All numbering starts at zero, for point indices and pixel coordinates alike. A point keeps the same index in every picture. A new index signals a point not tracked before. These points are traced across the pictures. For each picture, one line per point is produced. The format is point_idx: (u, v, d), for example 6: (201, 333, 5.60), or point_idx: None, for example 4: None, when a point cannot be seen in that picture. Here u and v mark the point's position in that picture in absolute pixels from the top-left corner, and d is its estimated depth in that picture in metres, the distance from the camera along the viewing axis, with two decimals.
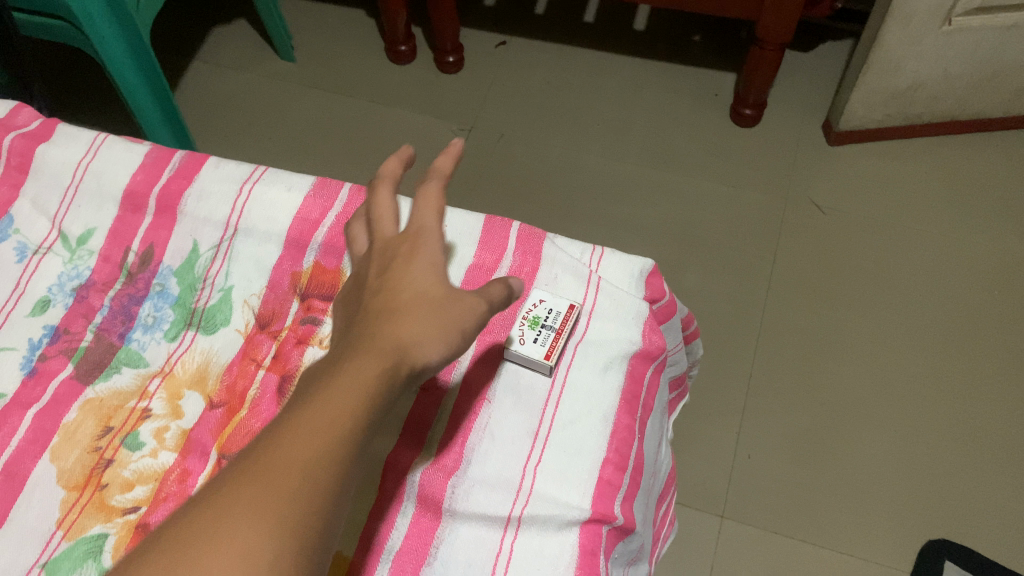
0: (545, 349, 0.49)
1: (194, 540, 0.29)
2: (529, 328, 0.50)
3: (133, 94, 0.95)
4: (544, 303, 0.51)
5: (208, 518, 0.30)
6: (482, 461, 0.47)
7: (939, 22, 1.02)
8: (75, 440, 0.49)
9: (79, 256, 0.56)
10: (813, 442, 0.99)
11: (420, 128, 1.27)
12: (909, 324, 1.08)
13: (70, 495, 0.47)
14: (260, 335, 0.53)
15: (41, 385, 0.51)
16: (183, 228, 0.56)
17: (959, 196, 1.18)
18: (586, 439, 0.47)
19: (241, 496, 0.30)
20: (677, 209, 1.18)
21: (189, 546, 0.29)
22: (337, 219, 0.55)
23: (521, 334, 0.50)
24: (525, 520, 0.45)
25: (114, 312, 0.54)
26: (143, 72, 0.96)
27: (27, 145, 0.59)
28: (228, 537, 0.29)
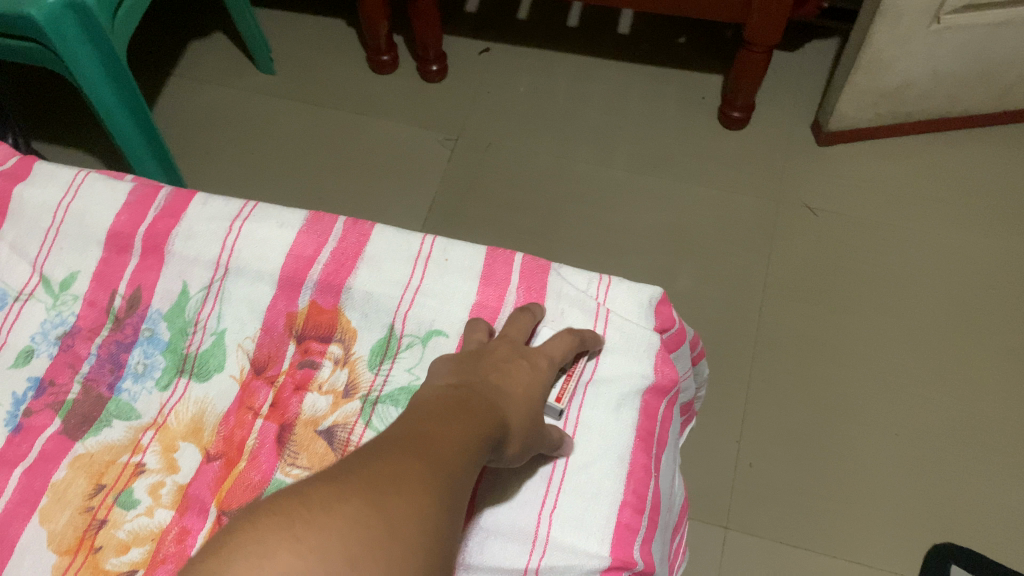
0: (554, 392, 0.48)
1: (377, 492, 0.31)
2: None
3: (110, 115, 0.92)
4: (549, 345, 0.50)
5: (386, 480, 0.32)
6: (494, 511, 0.45)
7: (929, 21, 1.01)
8: (65, 500, 0.47)
9: (62, 302, 0.54)
10: (815, 450, 0.98)
11: (405, 140, 1.24)
12: (906, 326, 1.07)
13: (63, 560, 0.45)
14: (257, 382, 0.51)
15: (27, 442, 0.49)
16: (172, 269, 0.54)
17: (951, 194, 1.17)
18: (602, 482, 0.46)
19: (409, 473, 0.33)
20: (668, 214, 1.17)
21: (376, 498, 0.31)
22: (333, 256, 0.52)
23: None
24: (542, 571, 0.43)
25: (102, 360, 0.52)
26: (121, 92, 0.93)
27: (3, 186, 0.56)
28: (410, 500, 0.32)
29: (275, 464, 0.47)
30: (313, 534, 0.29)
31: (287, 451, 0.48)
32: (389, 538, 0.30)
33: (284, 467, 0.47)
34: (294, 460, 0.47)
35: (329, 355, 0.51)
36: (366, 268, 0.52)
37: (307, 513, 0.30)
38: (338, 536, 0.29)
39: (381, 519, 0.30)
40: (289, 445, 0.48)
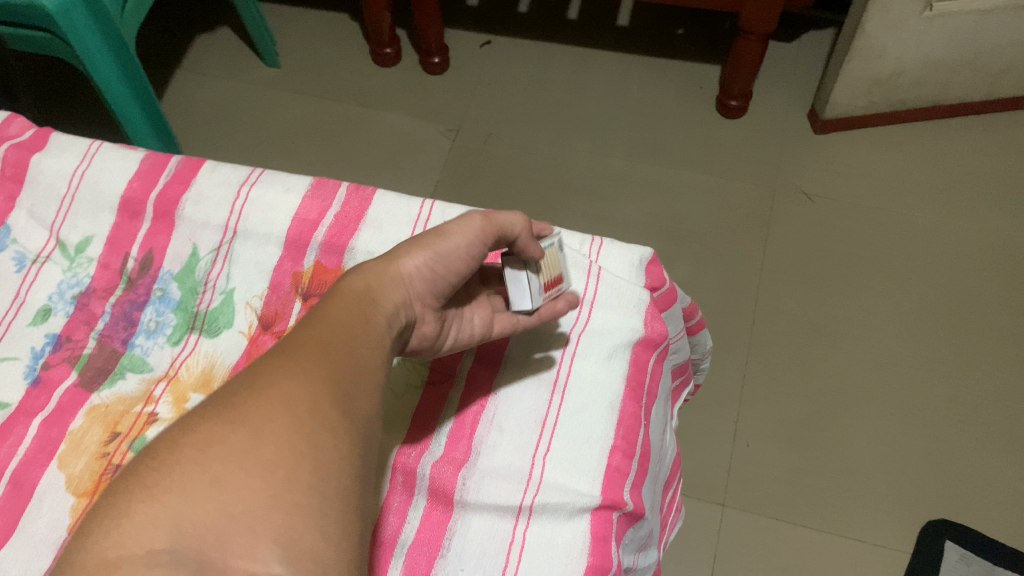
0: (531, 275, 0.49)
1: (252, 421, 0.35)
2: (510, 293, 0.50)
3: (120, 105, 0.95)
4: None
5: (265, 410, 0.35)
6: (490, 452, 0.48)
7: (920, 7, 1.03)
8: (82, 448, 0.49)
9: (78, 264, 0.56)
10: (811, 429, 1.00)
11: (407, 131, 1.27)
12: (900, 309, 1.09)
13: (80, 502, 0.47)
14: (264, 337, 0.53)
15: (45, 394, 0.51)
16: (182, 233, 0.56)
17: (945, 180, 1.19)
18: (593, 428, 0.48)
19: (294, 392, 0.36)
20: (666, 202, 1.19)
21: (251, 429, 0.34)
22: (336, 219, 0.55)
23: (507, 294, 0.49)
24: (536, 509, 0.46)
25: (115, 318, 0.54)
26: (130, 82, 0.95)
27: (21, 156, 0.58)
28: (287, 421, 0.35)
29: None
30: (184, 480, 0.32)
31: None
32: (262, 463, 0.33)
33: None
34: None
35: None
36: (368, 230, 0.55)
37: (181, 459, 0.33)
38: (205, 477, 0.32)
39: (253, 449, 0.34)
40: None
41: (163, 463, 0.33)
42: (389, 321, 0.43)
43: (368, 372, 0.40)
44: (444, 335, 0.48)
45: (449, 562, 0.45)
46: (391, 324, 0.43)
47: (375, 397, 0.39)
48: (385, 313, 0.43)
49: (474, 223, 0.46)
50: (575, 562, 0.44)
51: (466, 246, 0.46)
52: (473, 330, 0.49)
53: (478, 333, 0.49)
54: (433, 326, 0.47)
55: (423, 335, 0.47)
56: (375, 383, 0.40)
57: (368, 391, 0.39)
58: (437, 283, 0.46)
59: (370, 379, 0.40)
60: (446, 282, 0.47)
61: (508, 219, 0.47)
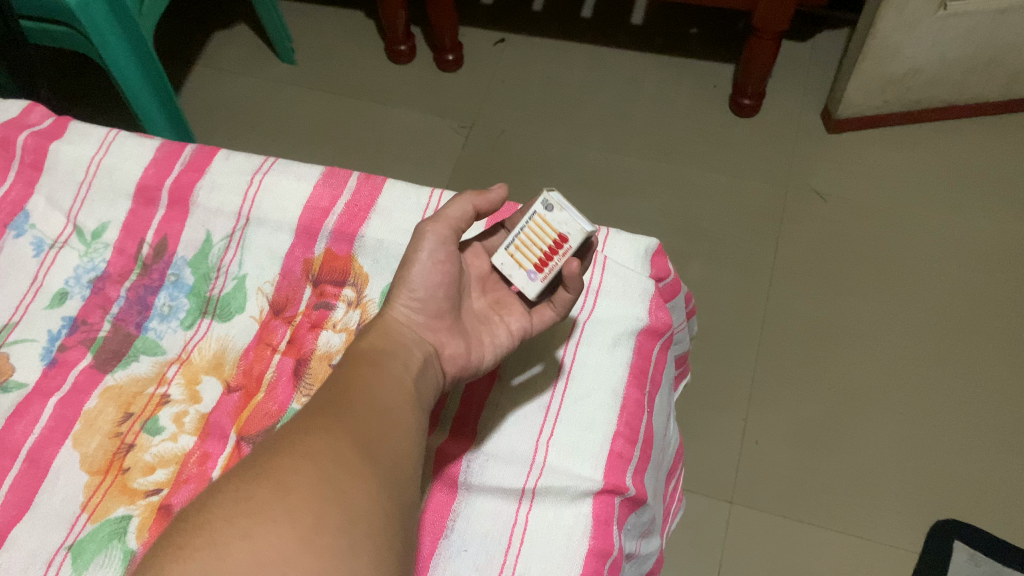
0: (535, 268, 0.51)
1: (278, 474, 0.36)
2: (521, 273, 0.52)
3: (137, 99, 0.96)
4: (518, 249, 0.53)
5: (291, 464, 0.36)
6: (494, 437, 0.49)
7: (934, 7, 1.02)
8: (96, 427, 0.50)
9: (94, 250, 0.58)
10: (819, 427, 1.00)
11: (421, 128, 1.28)
12: (911, 309, 1.08)
13: (94, 479, 0.49)
14: (275, 322, 0.54)
15: (61, 374, 0.53)
16: (196, 220, 0.57)
17: (958, 181, 1.18)
18: (597, 413, 0.49)
19: (319, 446, 0.38)
20: (678, 200, 1.19)
21: (279, 482, 0.35)
22: (347, 207, 0.56)
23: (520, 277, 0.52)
24: (539, 492, 0.47)
25: (130, 302, 0.56)
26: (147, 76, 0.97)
27: (40, 143, 0.59)
28: (313, 471, 0.36)
29: (292, 395, 0.51)
30: (216, 534, 0.33)
31: (302, 384, 0.51)
32: (291, 509, 0.34)
33: (300, 398, 0.50)
34: (309, 392, 0.51)
35: (343, 297, 0.54)
36: (378, 218, 0.56)
37: (212, 517, 0.34)
38: (238, 528, 0.33)
39: (280, 498, 0.34)
40: (305, 378, 0.51)
41: (197, 522, 0.34)
42: (403, 357, 0.46)
43: (391, 414, 0.42)
44: (476, 350, 0.50)
45: (452, 542, 0.46)
46: (406, 358, 0.46)
47: (403, 439, 0.41)
48: (396, 351, 0.46)
49: (428, 234, 0.49)
50: (576, 543, 0.45)
51: (434, 258, 0.49)
52: (506, 334, 0.51)
53: (513, 333, 0.51)
54: (458, 345, 0.49)
55: (453, 354, 0.49)
56: (403, 426, 0.42)
57: (395, 434, 0.41)
58: (429, 308, 0.49)
59: (395, 422, 0.41)
60: (438, 303, 0.49)
61: (457, 210, 0.50)
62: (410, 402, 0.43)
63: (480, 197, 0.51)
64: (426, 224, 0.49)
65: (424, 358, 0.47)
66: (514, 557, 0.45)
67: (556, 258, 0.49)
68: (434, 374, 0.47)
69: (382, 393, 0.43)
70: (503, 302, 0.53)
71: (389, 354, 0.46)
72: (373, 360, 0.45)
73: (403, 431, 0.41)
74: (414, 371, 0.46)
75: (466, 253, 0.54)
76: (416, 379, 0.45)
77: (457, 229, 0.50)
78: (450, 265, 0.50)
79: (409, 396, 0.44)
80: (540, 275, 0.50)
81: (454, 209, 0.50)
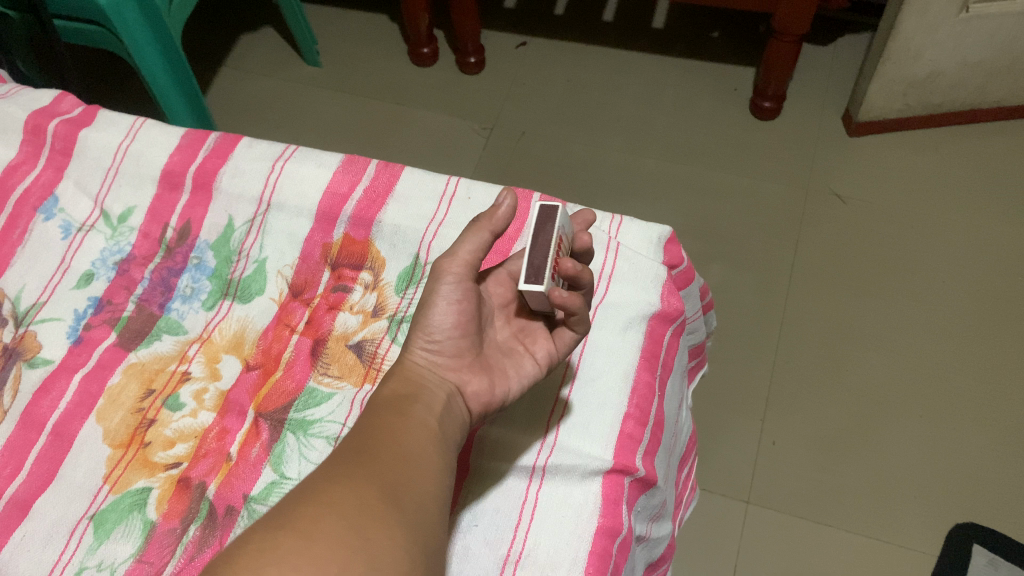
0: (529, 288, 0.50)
1: (303, 525, 0.35)
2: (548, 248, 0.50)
3: (165, 98, 0.97)
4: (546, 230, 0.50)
5: (315, 515, 0.36)
6: (505, 420, 0.51)
7: (956, 9, 1.01)
8: (120, 402, 0.52)
9: (120, 233, 0.60)
10: (840, 432, 0.98)
11: (444, 129, 1.29)
12: (934, 312, 1.06)
13: (116, 453, 0.50)
14: (294, 304, 0.56)
15: (86, 352, 0.54)
16: (219, 205, 0.59)
17: (985, 183, 1.16)
18: (607, 395, 0.50)
19: (343, 496, 0.37)
20: (698, 202, 1.19)
21: (303, 531, 0.35)
22: (365, 193, 0.57)
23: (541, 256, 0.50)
24: (550, 470, 0.48)
25: (154, 284, 0.58)
26: (176, 77, 0.98)
27: (70, 130, 0.61)
28: (337, 520, 0.36)
29: (309, 373, 0.52)
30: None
31: (319, 363, 0.52)
32: (318, 561, 0.33)
33: (317, 375, 0.52)
34: (326, 370, 0.52)
35: (360, 281, 0.56)
36: (395, 204, 0.57)
37: (238, 565, 0.33)
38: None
39: (304, 549, 0.34)
40: (322, 357, 0.53)
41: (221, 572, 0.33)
42: (427, 400, 0.45)
43: (416, 458, 0.41)
44: (501, 384, 0.49)
45: (463, 517, 0.47)
46: (430, 401, 0.45)
47: (429, 482, 0.41)
48: (420, 396, 0.45)
49: (444, 274, 0.48)
50: (585, 521, 0.46)
51: (453, 299, 0.48)
52: (532, 365, 0.50)
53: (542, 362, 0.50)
54: (481, 382, 0.48)
55: (477, 392, 0.48)
56: (429, 470, 0.41)
57: (421, 479, 0.40)
58: (449, 349, 0.48)
59: (420, 466, 0.41)
60: (455, 343, 0.48)
61: (471, 245, 0.49)
62: (436, 445, 0.43)
63: (490, 220, 0.49)
64: (443, 263, 0.49)
65: (448, 399, 0.46)
66: (524, 533, 0.46)
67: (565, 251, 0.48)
68: (460, 415, 0.47)
69: (408, 438, 0.42)
70: (529, 332, 0.52)
71: (412, 401, 0.45)
72: (397, 408, 0.44)
73: (430, 476, 0.41)
74: (438, 413, 0.45)
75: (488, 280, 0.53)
76: (440, 422, 0.45)
77: (472, 264, 0.49)
78: (467, 303, 0.48)
79: (434, 438, 0.43)
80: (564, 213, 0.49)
81: (468, 244, 0.49)
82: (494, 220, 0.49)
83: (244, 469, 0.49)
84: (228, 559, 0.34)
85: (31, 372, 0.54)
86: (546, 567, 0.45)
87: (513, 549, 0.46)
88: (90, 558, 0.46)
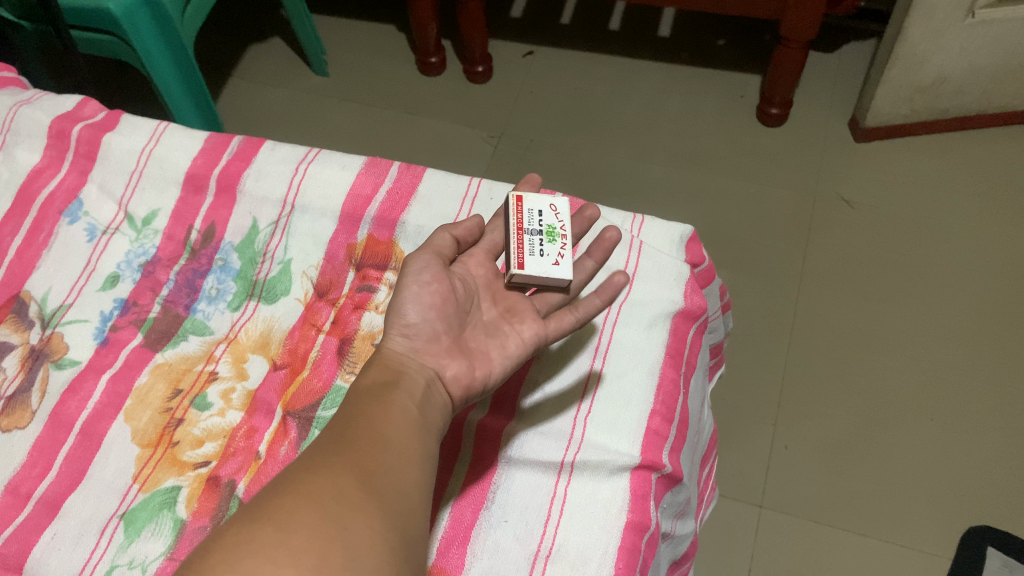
0: (519, 258, 0.52)
1: (280, 515, 0.34)
2: (548, 240, 0.53)
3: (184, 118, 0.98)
4: (554, 215, 0.54)
5: (293, 504, 0.35)
6: (535, 417, 0.52)
7: (962, 14, 1.00)
8: (147, 402, 0.56)
9: (144, 236, 0.64)
10: (854, 441, 0.95)
11: (450, 136, 1.28)
12: (946, 316, 1.04)
13: (145, 452, 0.54)
14: (319, 303, 0.60)
15: (113, 353, 0.58)
16: (243, 207, 0.63)
17: (994, 186, 1.14)
18: (634, 392, 0.52)
19: (322, 486, 0.36)
20: (704, 207, 1.17)
21: (281, 523, 0.34)
22: (388, 194, 0.61)
23: (543, 246, 0.53)
24: (578, 465, 0.49)
25: (179, 285, 0.62)
26: (195, 99, 0.99)
27: (94, 135, 0.66)
28: (316, 510, 0.35)
29: (336, 372, 0.55)
30: None
31: (347, 362, 0.56)
32: (296, 552, 0.32)
33: (345, 374, 0.55)
34: (353, 369, 0.55)
35: (385, 280, 0.59)
36: (418, 206, 0.61)
37: (214, 562, 0.32)
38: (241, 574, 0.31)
39: (282, 540, 0.33)
40: (349, 356, 0.56)
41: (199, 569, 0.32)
42: (400, 388, 0.45)
43: (396, 445, 0.41)
44: (481, 366, 0.49)
45: (492, 514, 0.49)
46: (408, 388, 0.45)
47: (411, 470, 0.40)
48: (396, 384, 0.45)
49: (413, 262, 0.50)
50: (614, 516, 0.47)
51: (422, 283, 0.50)
52: (515, 344, 0.51)
53: (526, 341, 0.51)
54: (459, 365, 0.49)
55: (457, 375, 0.48)
56: (409, 457, 0.40)
57: (401, 467, 0.39)
58: (426, 333, 0.49)
59: (402, 454, 0.40)
60: (431, 326, 0.49)
61: (441, 240, 0.52)
62: (418, 433, 0.42)
63: (455, 226, 0.53)
64: (410, 256, 0.51)
65: (425, 383, 0.46)
66: (554, 529, 0.47)
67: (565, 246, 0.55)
68: (439, 399, 0.46)
69: (388, 427, 0.42)
70: (512, 312, 0.52)
71: (388, 388, 0.45)
72: (370, 397, 0.43)
73: (411, 464, 0.40)
74: (416, 400, 0.45)
75: (470, 264, 0.54)
76: (419, 408, 0.44)
77: (439, 254, 0.51)
78: (441, 285, 0.50)
79: (415, 426, 0.43)
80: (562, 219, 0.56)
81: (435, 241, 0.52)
82: (458, 227, 0.53)
83: (273, 466, 0.52)
84: (205, 554, 0.33)
85: (59, 373, 0.58)
86: (577, 561, 0.46)
87: (543, 545, 0.47)
88: (120, 556, 0.49)
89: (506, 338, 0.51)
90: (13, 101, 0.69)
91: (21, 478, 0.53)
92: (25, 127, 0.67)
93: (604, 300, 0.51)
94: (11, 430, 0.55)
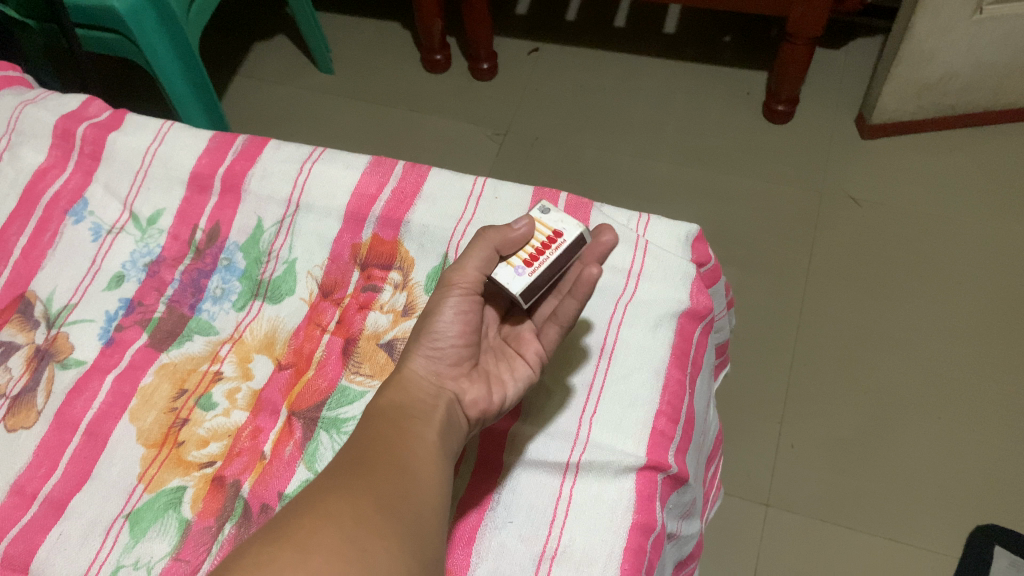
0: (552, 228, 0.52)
1: (299, 537, 0.34)
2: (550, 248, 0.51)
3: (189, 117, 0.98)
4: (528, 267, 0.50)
5: (312, 526, 0.35)
6: (539, 418, 0.52)
7: (970, 11, 0.99)
8: (152, 403, 0.56)
9: (149, 235, 0.64)
10: (861, 440, 0.94)
11: (455, 134, 1.28)
12: (954, 314, 1.03)
13: (150, 452, 0.54)
14: (324, 303, 0.60)
15: (118, 352, 0.58)
16: (248, 207, 0.63)
17: (1002, 183, 1.13)
18: (639, 392, 0.52)
19: (340, 508, 0.36)
20: (710, 204, 1.16)
21: (300, 544, 0.33)
22: (393, 193, 0.61)
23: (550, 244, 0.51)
24: (583, 466, 0.49)
25: (184, 285, 0.62)
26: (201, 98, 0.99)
27: (98, 134, 0.66)
28: (334, 531, 0.34)
29: (341, 372, 0.56)
30: None
31: (351, 362, 0.56)
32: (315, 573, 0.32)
33: (349, 374, 0.55)
34: (357, 369, 0.55)
35: (390, 280, 0.59)
36: (423, 205, 0.60)
37: None
38: None
39: (300, 562, 0.33)
40: (354, 356, 0.56)
41: None
42: (425, 412, 0.45)
43: (414, 466, 0.40)
44: (498, 389, 0.50)
45: (497, 515, 0.49)
46: (431, 412, 0.45)
47: (429, 494, 0.40)
48: (420, 408, 0.45)
49: (452, 286, 0.49)
50: (620, 517, 0.47)
51: (459, 309, 0.49)
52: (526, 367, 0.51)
53: (534, 362, 0.51)
54: (479, 390, 0.49)
55: (476, 399, 0.48)
56: (426, 477, 0.40)
57: (419, 488, 0.39)
58: (450, 357, 0.49)
59: (419, 475, 0.40)
60: (456, 351, 0.49)
61: (480, 258, 0.49)
62: (435, 454, 0.42)
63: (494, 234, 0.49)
64: (450, 276, 0.50)
65: (449, 408, 0.46)
66: (559, 529, 0.47)
67: (551, 250, 0.50)
68: (460, 423, 0.47)
69: (406, 449, 0.41)
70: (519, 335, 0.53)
71: (414, 412, 0.44)
72: (395, 420, 0.43)
73: (428, 488, 0.40)
74: (438, 426, 0.44)
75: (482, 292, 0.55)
76: (440, 434, 0.44)
77: (479, 279, 0.50)
78: (473, 314, 0.50)
79: (434, 450, 0.42)
80: (529, 270, 0.50)
81: (477, 260, 0.50)
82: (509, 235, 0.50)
83: (278, 467, 0.52)
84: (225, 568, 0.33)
85: (64, 373, 0.58)
86: (582, 562, 0.46)
87: (548, 546, 0.47)
88: (126, 557, 0.49)
89: (517, 362, 0.52)
90: (18, 101, 0.69)
91: (27, 478, 0.53)
92: (30, 127, 0.67)
93: (581, 299, 0.49)
94: (17, 430, 0.55)
